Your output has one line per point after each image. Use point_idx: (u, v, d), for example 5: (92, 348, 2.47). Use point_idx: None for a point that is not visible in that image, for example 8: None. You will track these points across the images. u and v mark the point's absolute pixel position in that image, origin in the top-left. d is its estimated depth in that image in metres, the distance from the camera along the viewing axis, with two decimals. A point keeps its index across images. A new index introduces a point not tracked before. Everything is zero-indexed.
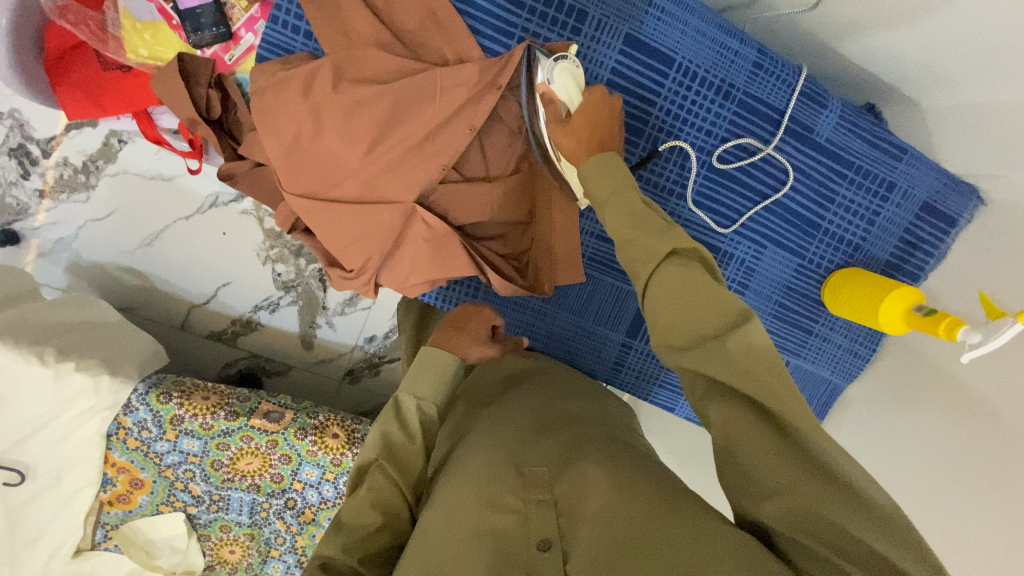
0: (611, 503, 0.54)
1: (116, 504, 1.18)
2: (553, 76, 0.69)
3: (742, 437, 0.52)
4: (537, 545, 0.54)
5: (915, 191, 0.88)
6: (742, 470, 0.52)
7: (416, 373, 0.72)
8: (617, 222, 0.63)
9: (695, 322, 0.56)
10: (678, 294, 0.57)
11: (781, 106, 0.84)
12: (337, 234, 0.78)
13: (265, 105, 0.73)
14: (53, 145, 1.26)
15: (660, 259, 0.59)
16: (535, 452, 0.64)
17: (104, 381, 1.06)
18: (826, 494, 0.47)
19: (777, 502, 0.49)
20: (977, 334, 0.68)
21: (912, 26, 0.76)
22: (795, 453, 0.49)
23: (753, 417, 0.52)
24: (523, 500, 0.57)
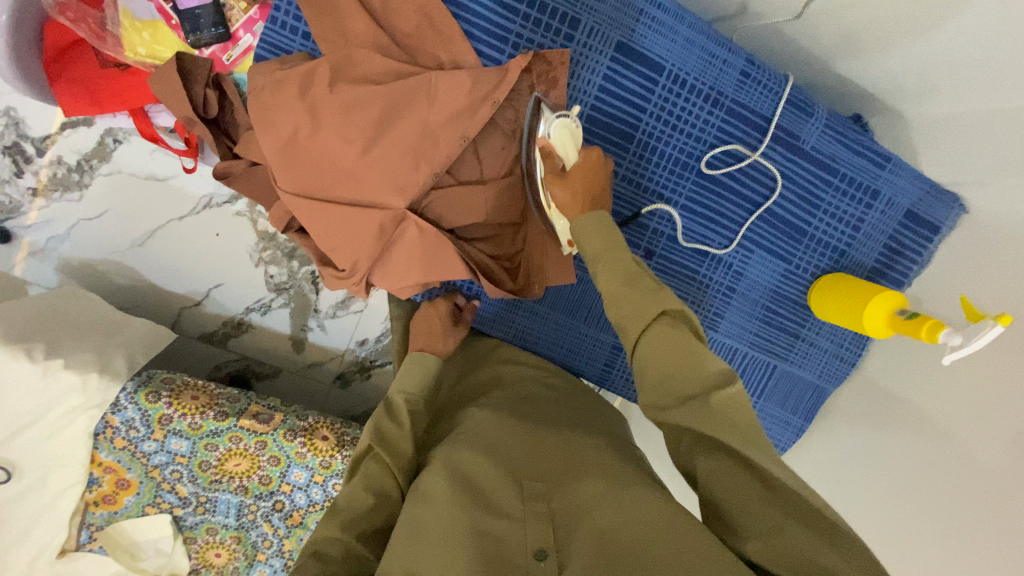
0: (610, 515, 0.55)
1: (100, 505, 1.16)
2: (553, 131, 0.74)
3: (724, 482, 0.53)
4: (534, 554, 0.54)
5: (899, 199, 0.91)
6: (726, 513, 0.53)
7: (402, 373, 0.79)
8: (612, 276, 0.67)
9: (680, 381, 0.58)
10: (664, 354, 0.59)
11: (768, 114, 0.87)
12: (330, 234, 0.78)
13: (263, 104, 0.74)
14: (47, 143, 1.26)
15: (652, 318, 0.62)
16: (533, 460, 0.64)
17: (93, 379, 1.05)
18: (809, 537, 0.47)
19: (762, 541, 0.49)
20: (958, 337, 0.70)
21: (897, 40, 0.79)
22: (776, 496, 0.50)
23: (736, 466, 0.53)
24: (521, 510, 0.58)
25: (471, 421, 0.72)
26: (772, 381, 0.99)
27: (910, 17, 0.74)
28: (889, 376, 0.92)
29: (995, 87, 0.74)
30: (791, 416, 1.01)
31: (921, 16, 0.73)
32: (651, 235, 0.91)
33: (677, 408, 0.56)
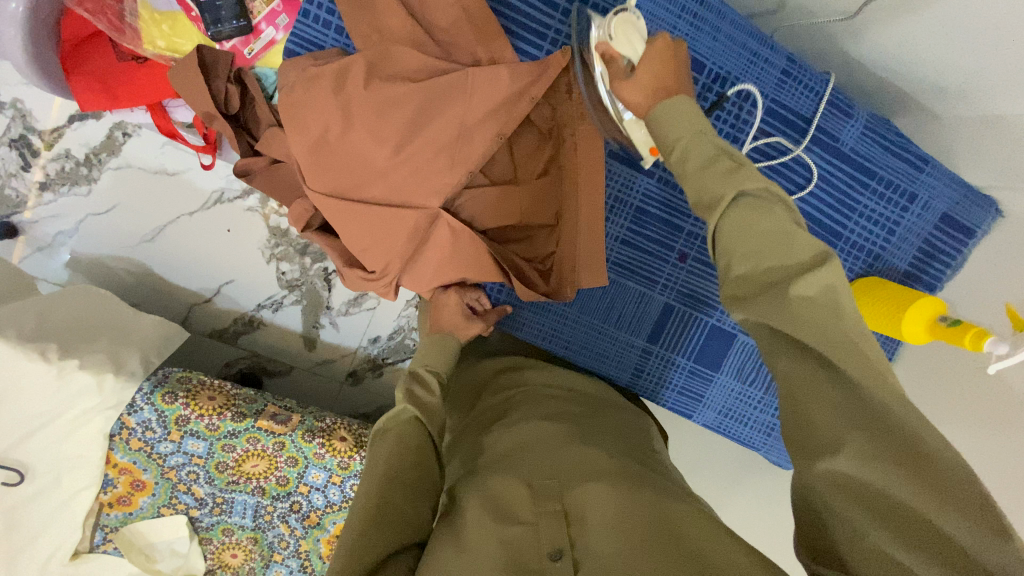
0: (628, 515, 0.52)
1: (116, 506, 1.14)
2: (614, 31, 0.66)
3: (804, 392, 0.46)
4: (550, 555, 0.51)
5: (935, 202, 0.90)
6: (799, 423, 0.46)
7: (423, 351, 0.78)
8: (683, 165, 0.57)
9: (769, 265, 0.49)
10: (756, 235, 0.50)
11: (808, 114, 0.85)
12: (362, 236, 0.76)
13: (294, 102, 0.72)
14: (54, 136, 1.23)
15: (731, 196, 0.52)
16: (550, 460, 0.60)
17: (108, 379, 1.03)
18: (886, 455, 0.42)
19: (826, 457, 0.44)
20: (1004, 345, 0.69)
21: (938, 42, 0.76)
22: (852, 406, 0.44)
23: (816, 371, 0.46)
24: (534, 512, 0.54)
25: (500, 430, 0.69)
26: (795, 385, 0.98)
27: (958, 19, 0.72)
28: (918, 381, 0.92)
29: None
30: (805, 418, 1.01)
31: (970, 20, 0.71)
32: (684, 236, 0.90)
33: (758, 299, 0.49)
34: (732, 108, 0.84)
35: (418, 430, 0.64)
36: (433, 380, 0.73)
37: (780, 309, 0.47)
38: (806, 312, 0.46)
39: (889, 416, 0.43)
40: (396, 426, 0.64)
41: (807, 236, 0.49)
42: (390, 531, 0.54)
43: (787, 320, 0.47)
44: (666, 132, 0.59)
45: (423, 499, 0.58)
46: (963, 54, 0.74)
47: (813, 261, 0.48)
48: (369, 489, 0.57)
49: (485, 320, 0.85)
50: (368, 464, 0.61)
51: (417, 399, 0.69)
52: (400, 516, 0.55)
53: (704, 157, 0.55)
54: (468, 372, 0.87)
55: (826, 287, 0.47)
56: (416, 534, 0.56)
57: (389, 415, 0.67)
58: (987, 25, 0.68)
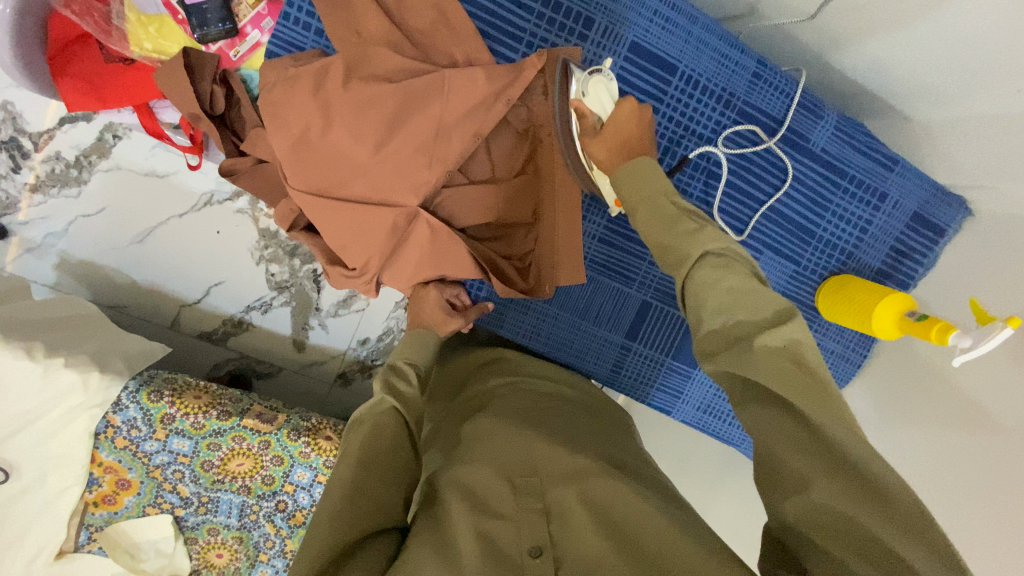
0: (603, 524, 0.54)
1: (101, 505, 1.14)
2: (588, 89, 0.71)
3: (775, 436, 0.49)
4: (528, 551, 0.52)
5: (906, 201, 0.91)
6: (769, 463, 0.49)
7: (403, 344, 0.79)
8: (653, 224, 0.65)
9: (737, 321, 0.56)
10: (722, 295, 0.57)
11: (779, 116, 0.87)
12: (342, 233, 0.77)
13: (274, 101, 0.73)
14: (44, 139, 1.24)
15: (696, 256, 0.60)
16: (529, 456, 0.62)
17: (94, 377, 1.04)
18: (848, 492, 0.45)
19: (797, 497, 0.46)
20: (968, 338, 0.71)
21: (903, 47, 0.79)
22: (818, 444, 0.47)
23: (785, 417, 0.49)
24: (515, 509, 0.56)
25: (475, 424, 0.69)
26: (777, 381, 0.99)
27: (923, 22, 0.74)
28: (892, 377, 0.93)
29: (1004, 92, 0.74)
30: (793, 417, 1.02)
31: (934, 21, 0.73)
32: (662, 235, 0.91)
33: (725, 352, 0.55)
34: (699, 171, 0.89)
35: (395, 419, 0.65)
36: (414, 375, 0.74)
37: (745, 358, 0.53)
38: (767, 360, 0.52)
39: (851, 455, 0.46)
40: (373, 417, 0.65)
41: (769, 293, 0.56)
42: (361, 516, 0.55)
43: (752, 368, 0.52)
44: (635, 190, 0.67)
45: (394, 489, 0.59)
46: (928, 54, 0.76)
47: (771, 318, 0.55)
48: (343, 474, 0.58)
49: (466, 316, 0.86)
50: (343, 452, 0.62)
51: (395, 390, 0.70)
52: (374, 503, 0.56)
53: (669, 219, 0.64)
54: (450, 368, 0.88)
55: (787, 340, 0.53)
56: (390, 520, 0.57)
57: (367, 406, 0.68)
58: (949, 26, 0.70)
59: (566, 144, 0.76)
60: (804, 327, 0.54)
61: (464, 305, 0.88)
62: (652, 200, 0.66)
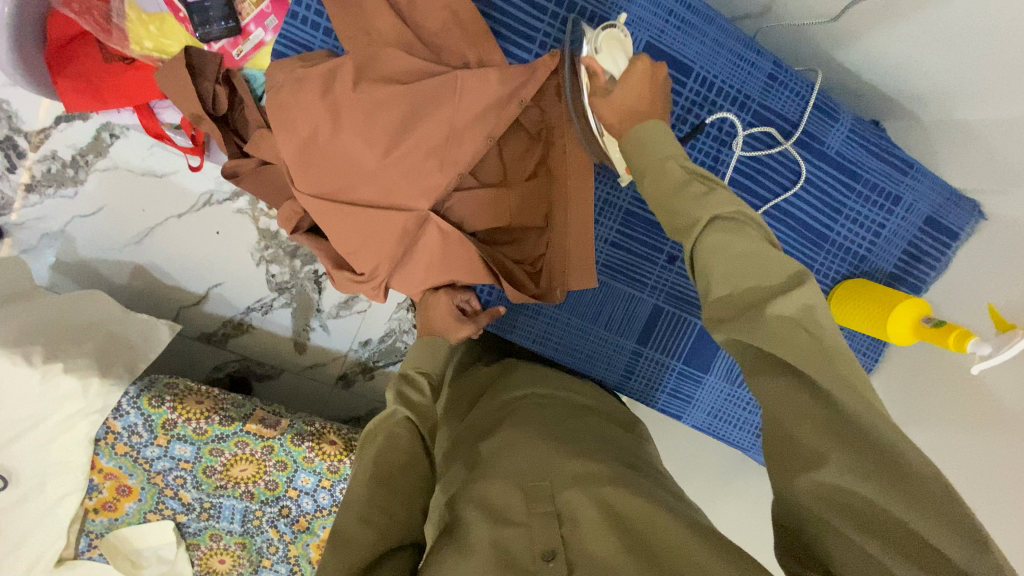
0: (624, 521, 0.52)
1: (101, 511, 1.12)
2: (599, 46, 0.68)
3: (788, 411, 0.47)
4: (542, 556, 0.51)
5: (920, 204, 0.91)
6: (779, 436, 0.47)
7: (413, 354, 0.79)
8: (659, 188, 0.60)
9: (748, 288, 0.52)
10: (734, 256, 0.52)
11: (795, 119, 0.86)
12: (350, 238, 0.76)
13: (281, 102, 0.71)
14: (40, 138, 1.21)
15: (705, 219, 0.55)
16: (542, 459, 0.60)
17: (93, 383, 1.03)
18: (867, 469, 0.43)
19: (812, 474, 0.44)
20: (987, 346, 0.70)
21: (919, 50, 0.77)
22: (836, 420, 0.45)
23: (800, 391, 0.47)
24: (527, 513, 0.54)
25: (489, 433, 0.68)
26: None
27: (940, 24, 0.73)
28: (902, 383, 0.93)
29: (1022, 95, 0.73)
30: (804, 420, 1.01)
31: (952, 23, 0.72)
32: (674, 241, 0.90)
33: (740, 319, 0.51)
34: (712, 137, 0.86)
35: (407, 430, 0.65)
36: (426, 386, 0.74)
37: (758, 324, 0.49)
38: (782, 328, 0.49)
39: (872, 432, 0.44)
40: (386, 429, 0.64)
41: (781, 258, 0.53)
42: (381, 533, 0.53)
43: (765, 335, 0.49)
44: (647, 151, 0.62)
45: (413, 506, 0.58)
46: (945, 54, 0.74)
47: (787, 283, 0.51)
48: (359, 492, 0.57)
49: (476, 323, 0.83)
50: (358, 462, 0.62)
51: (407, 400, 0.69)
52: (392, 518, 0.55)
53: (678, 180, 0.59)
54: (467, 376, 0.86)
55: (801, 308, 0.50)
56: (415, 532, 0.56)
57: (379, 417, 0.68)
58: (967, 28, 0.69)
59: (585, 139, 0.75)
60: (819, 293, 0.50)
61: (475, 312, 0.86)
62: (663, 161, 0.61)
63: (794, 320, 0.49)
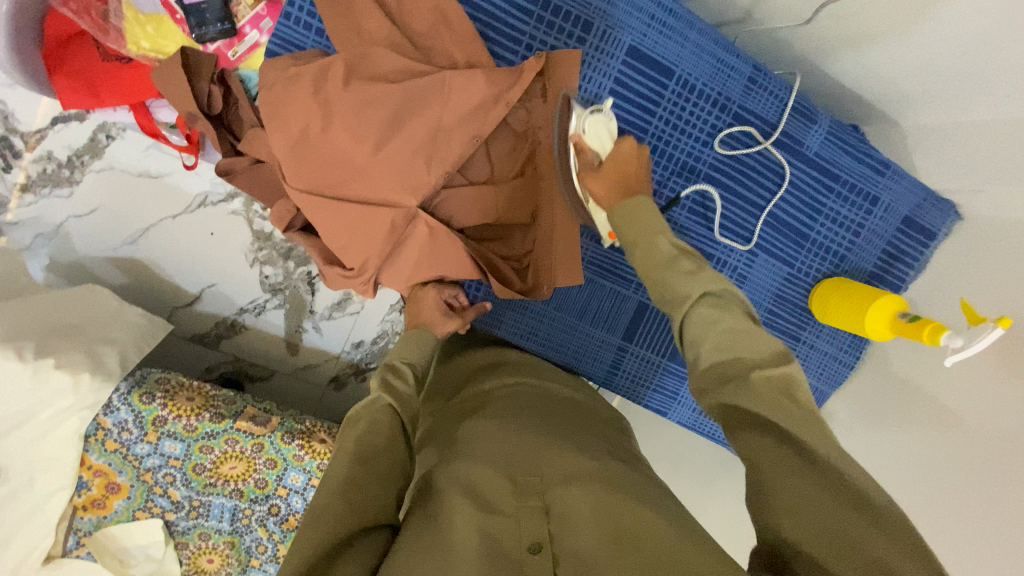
0: (607, 510, 0.54)
1: (90, 509, 1.12)
2: (587, 127, 0.77)
3: (767, 461, 0.49)
4: (528, 548, 0.52)
5: (897, 205, 0.93)
6: (760, 488, 0.49)
7: (400, 345, 0.79)
8: (650, 262, 0.68)
9: (735, 360, 0.56)
10: (721, 332, 0.58)
11: (774, 120, 0.88)
12: (342, 233, 0.77)
13: (274, 100, 0.73)
14: (37, 138, 1.23)
15: (694, 296, 0.62)
16: (531, 458, 0.61)
17: (85, 379, 1.03)
18: (843, 514, 0.44)
19: (792, 519, 0.46)
20: (960, 338, 0.72)
21: (891, 53, 0.80)
22: (812, 468, 0.47)
23: (776, 442, 0.49)
24: (515, 506, 0.55)
25: (476, 423, 0.70)
26: None
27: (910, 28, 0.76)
28: (881, 380, 0.95)
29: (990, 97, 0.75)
30: None
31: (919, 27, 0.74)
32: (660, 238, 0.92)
33: (725, 387, 0.55)
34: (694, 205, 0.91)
35: (389, 417, 0.65)
36: (409, 374, 0.74)
37: (742, 390, 0.53)
38: (764, 390, 0.52)
39: (841, 474, 0.46)
40: (368, 415, 0.64)
41: (766, 336, 0.57)
42: (354, 508, 0.54)
43: (751, 398, 0.52)
44: (635, 227, 0.70)
45: (389, 483, 0.59)
46: (916, 58, 0.77)
47: (771, 357, 0.56)
48: (337, 470, 0.58)
49: (462, 317, 0.85)
50: (338, 447, 0.62)
51: (392, 389, 0.70)
52: (364, 494, 0.56)
53: (668, 258, 0.66)
54: (450, 369, 0.88)
55: (786, 379, 0.54)
56: (387, 516, 0.57)
57: (362, 404, 0.68)
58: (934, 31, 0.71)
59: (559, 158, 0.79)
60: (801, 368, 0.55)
61: (462, 307, 0.88)
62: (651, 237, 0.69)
63: (778, 386, 0.53)
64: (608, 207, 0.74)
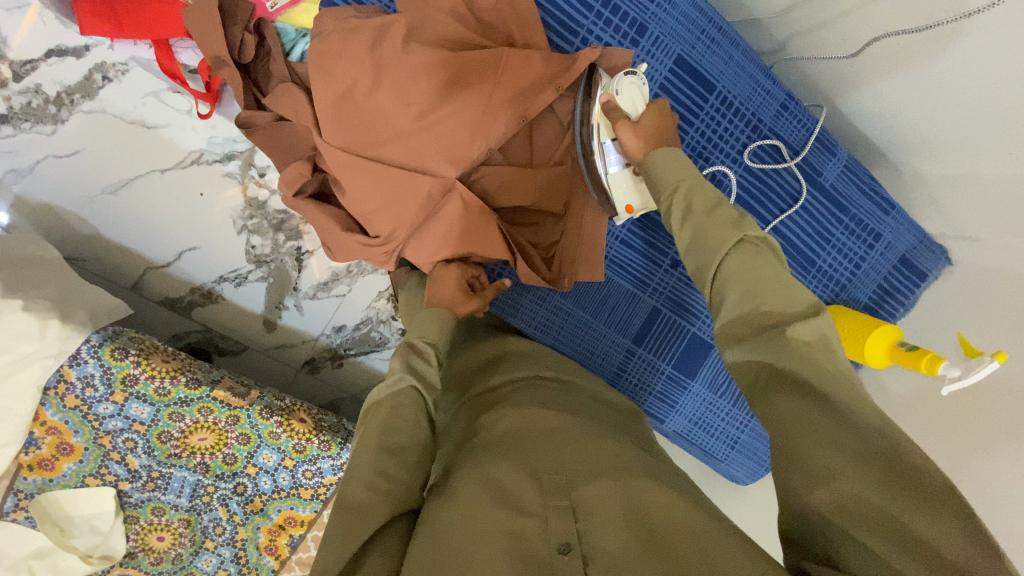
0: (632, 507, 0.51)
1: (35, 470, 1.02)
2: (622, 88, 0.76)
3: (797, 428, 0.49)
4: (557, 548, 0.48)
5: (897, 243, 0.99)
6: (791, 457, 0.49)
7: (420, 323, 0.76)
8: (690, 209, 0.67)
9: (756, 328, 0.56)
10: (753, 278, 0.58)
11: (798, 146, 0.94)
12: (374, 198, 0.76)
13: (328, 51, 0.72)
14: (27, 69, 1.10)
15: (734, 240, 0.61)
16: (554, 455, 0.57)
17: (52, 326, 0.96)
18: (879, 481, 0.44)
19: (827, 487, 0.45)
20: (957, 368, 0.75)
21: (902, 106, 0.86)
22: (844, 428, 0.47)
23: (805, 402, 0.50)
24: (542, 505, 0.52)
25: (495, 420, 0.66)
26: (754, 422, 1.02)
27: (921, 86, 0.80)
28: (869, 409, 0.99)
29: (988, 161, 0.80)
30: (763, 459, 1.05)
31: (928, 86, 0.79)
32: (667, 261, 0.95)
33: (759, 337, 0.56)
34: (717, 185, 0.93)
35: (413, 400, 0.64)
36: (433, 355, 0.71)
37: (778, 339, 0.54)
38: (802, 351, 0.52)
39: (872, 438, 0.46)
40: (391, 397, 0.63)
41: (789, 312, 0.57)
42: (382, 497, 0.54)
43: (784, 356, 0.53)
44: (667, 175, 0.70)
45: (413, 471, 0.58)
46: (930, 111, 0.82)
47: (807, 311, 0.55)
48: (363, 458, 0.57)
49: (482, 298, 0.83)
50: (362, 433, 0.60)
51: (415, 370, 0.68)
52: (394, 484, 0.56)
53: (708, 203, 0.65)
54: (462, 361, 0.84)
55: (819, 335, 0.54)
56: (408, 505, 0.56)
57: (385, 385, 0.66)
58: (947, 84, 0.76)
59: (592, 179, 0.80)
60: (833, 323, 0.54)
61: (483, 287, 0.86)
62: (687, 185, 0.68)
63: (813, 354, 0.52)
64: (641, 158, 0.73)
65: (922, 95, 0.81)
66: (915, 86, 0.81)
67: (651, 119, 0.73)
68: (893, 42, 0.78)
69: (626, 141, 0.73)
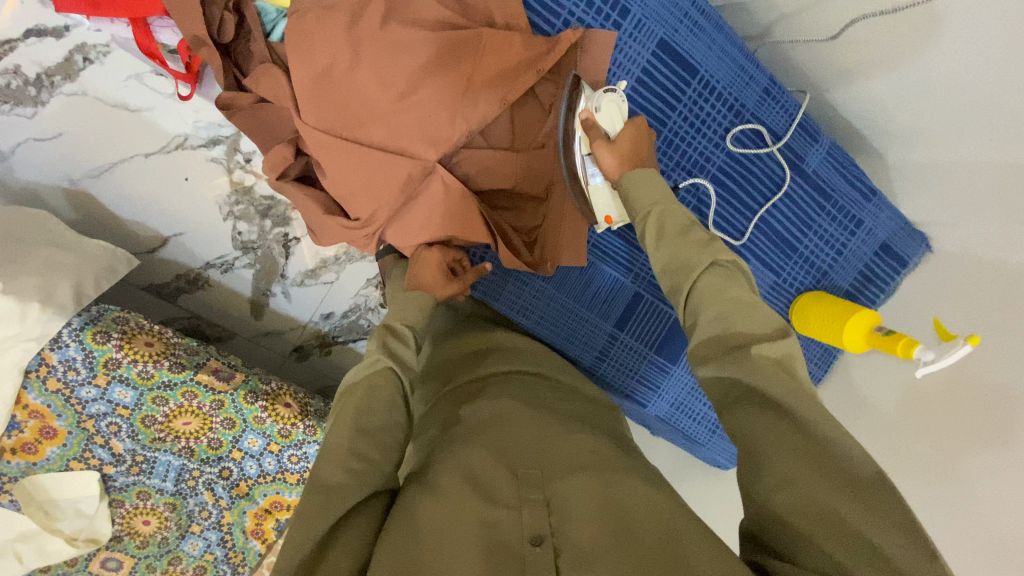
0: (605, 500, 0.51)
1: (18, 453, 1.01)
2: (600, 104, 0.75)
3: (759, 434, 0.51)
4: (530, 540, 0.49)
5: (879, 230, 0.99)
6: (753, 461, 0.50)
7: (399, 308, 0.77)
8: (663, 231, 0.68)
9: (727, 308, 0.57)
10: (722, 301, 0.59)
11: (780, 131, 0.94)
12: (354, 180, 0.75)
13: (306, 30, 0.71)
14: (3, 48, 1.06)
15: (706, 262, 0.62)
16: (528, 446, 0.58)
17: (33, 309, 0.94)
18: (831, 486, 0.45)
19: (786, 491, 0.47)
20: (931, 352, 0.77)
21: (885, 93, 0.86)
22: (804, 432, 0.48)
23: (765, 390, 0.51)
24: (516, 497, 0.52)
25: (473, 409, 0.67)
26: None
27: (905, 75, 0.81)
28: (848, 394, 1.01)
29: (970, 148, 0.81)
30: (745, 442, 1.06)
31: (911, 74, 0.80)
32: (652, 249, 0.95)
33: (724, 356, 0.56)
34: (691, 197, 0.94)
35: (390, 381, 0.64)
36: (411, 338, 0.72)
37: (742, 358, 0.54)
38: (764, 366, 0.52)
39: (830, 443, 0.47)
40: (368, 379, 0.63)
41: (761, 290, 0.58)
42: (357, 478, 0.54)
43: (747, 370, 0.53)
44: (641, 197, 0.72)
45: (390, 453, 0.58)
46: (912, 99, 0.83)
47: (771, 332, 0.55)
48: (339, 438, 0.57)
49: (463, 282, 0.83)
50: (339, 413, 0.61)
51: (392, 352, 0.68)
52: (368, 465, 0.56)
53: (681, 226, 0.67)
54: (443, 348, 0.85)
55: (784, 355, 0.54)
56: (385, 483, 0.57)
57: (362, 366, 0.66)
58: (930, 72, 0.77)
59: (569, 176, 0.80)
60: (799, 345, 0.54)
61: (464, 271, 0.85)
62: (661, 207, 0.71)
63: (776, 361, 0.52)
64: (618, 177, 0.75)
65: (904, 83, 0.82)
66: (898, 74, 0.81)
67: (628, 139, 0.75)
68: (876, 28, 0.78)
69: (603, 160, 0.75)
